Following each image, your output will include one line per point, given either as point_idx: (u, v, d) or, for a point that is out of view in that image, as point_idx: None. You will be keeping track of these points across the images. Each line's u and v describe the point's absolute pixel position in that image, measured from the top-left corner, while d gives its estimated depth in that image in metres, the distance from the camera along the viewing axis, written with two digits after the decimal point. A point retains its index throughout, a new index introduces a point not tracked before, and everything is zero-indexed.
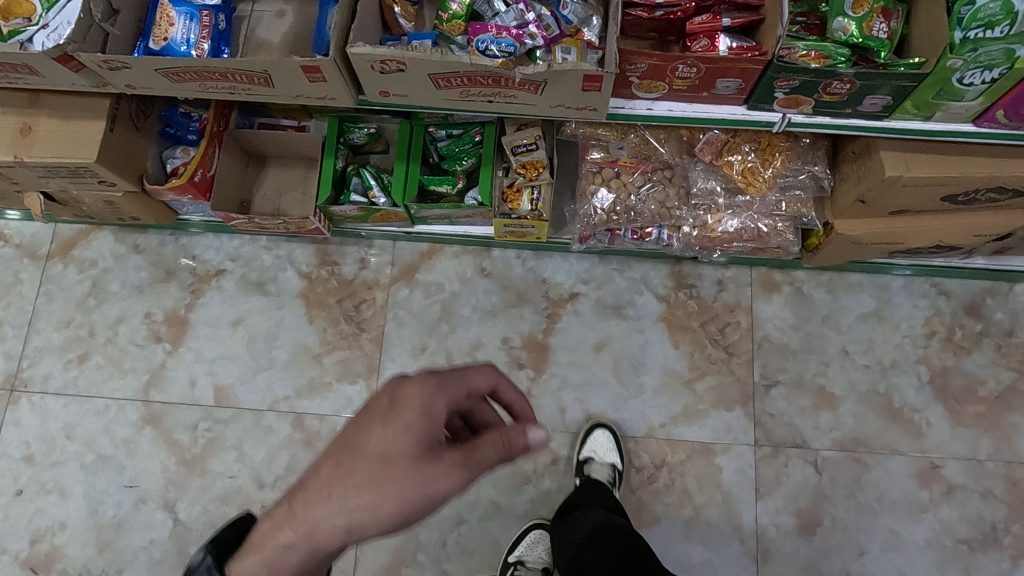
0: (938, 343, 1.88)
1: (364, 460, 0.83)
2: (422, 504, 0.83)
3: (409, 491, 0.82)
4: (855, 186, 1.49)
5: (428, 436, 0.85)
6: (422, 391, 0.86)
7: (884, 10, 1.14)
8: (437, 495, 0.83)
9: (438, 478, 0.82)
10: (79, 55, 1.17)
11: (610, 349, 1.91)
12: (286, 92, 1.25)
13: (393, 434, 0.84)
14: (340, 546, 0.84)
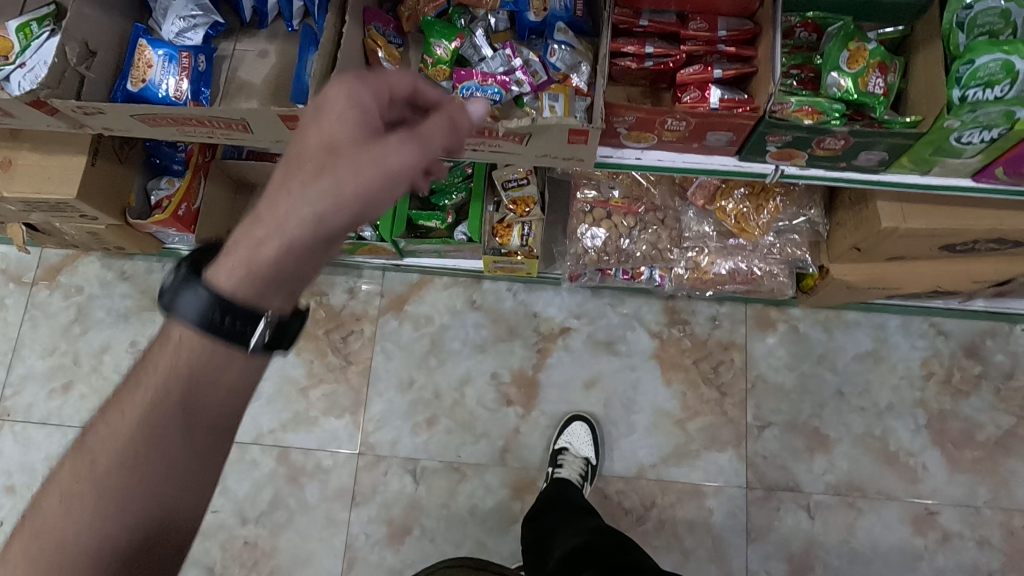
0: (935, 385, 1.84)
1: (316, 147, 0.82)
2: (388, 181, 0.82)
3: (369, 168, 0.81)
4: (850, 233, 1.46)
5: (365, 110, 0.85)
6: (345, 91, 0.84)
7: (880, 63, 1.10)
8: (399, 174, 0.83)
9: (401, 150, 0.82)
10: (53, 101, 1.14)
11: (600, 386, 1.88)
12: (266, 138, 1.22)
13: (330, 124, 0.83)
14: (317, 244, 0.81)
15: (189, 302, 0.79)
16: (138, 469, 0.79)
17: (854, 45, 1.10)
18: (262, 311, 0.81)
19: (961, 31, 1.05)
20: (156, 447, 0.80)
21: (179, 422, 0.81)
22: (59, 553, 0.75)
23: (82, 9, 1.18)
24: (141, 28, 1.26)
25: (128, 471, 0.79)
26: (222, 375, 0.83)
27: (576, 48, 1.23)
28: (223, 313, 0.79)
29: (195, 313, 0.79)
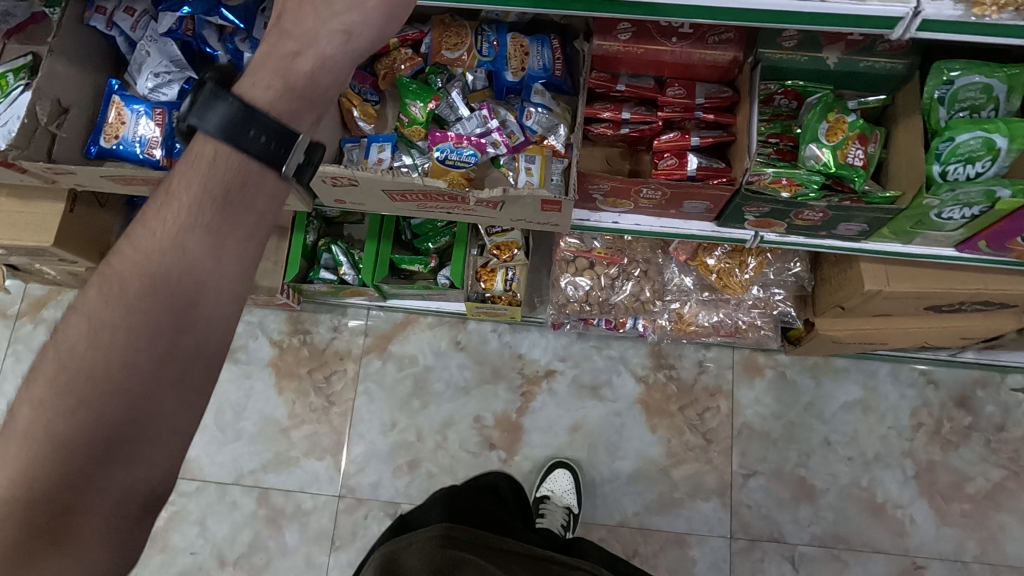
0: (924, 436, 1.82)
1: (326, 30, 0.79)
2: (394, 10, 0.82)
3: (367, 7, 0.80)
4: (835, 290, 1.43)
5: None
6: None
7: (860, 135, 1.08)
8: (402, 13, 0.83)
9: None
10: (24, 163, 1.13)
11: (585, 431, 1.86)
12: None
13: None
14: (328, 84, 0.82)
15: (217, 113, 0.75)
16: (124, 349, 0.70)
17: (833, 117, 1.08)
18: (294, 133, 0.77)
19: (942, 106, 1.04)
20: (140, 335, 0.71)
21: (169, 327, 0.73)
22: (28, 450, 0.66)
23: (54, 67, 1.17)
24: (116, 84, 1.25)
25: (111, 350, 0.70)
26: (220, 256, 0.76)
27: (553, 110, 1.22)
28: (248, 126, 0.75)
29: (219, 125, 0.75)
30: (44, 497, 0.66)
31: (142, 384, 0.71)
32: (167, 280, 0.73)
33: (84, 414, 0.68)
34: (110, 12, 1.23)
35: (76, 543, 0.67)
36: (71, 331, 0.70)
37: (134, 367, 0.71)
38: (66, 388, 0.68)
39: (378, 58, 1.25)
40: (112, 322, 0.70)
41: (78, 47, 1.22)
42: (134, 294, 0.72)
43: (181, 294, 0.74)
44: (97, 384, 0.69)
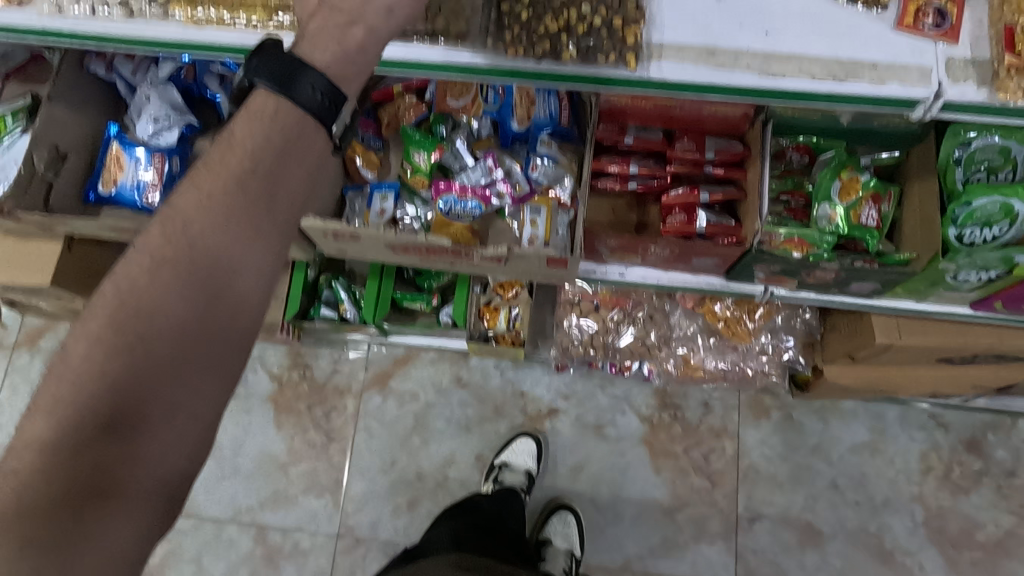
0: (934, 480, 1.78)
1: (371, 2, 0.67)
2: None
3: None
4: (845, 340, 1.40)
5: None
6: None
7: (874, 194, 1.05)
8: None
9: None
10: (19, 214, 1.11)
11: (588, 471, 1.82)
12: None
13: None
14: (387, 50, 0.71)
15: (267, 66, 0.65)
16: (176, 298, 0.65)
17: (847, 175, 1.05)
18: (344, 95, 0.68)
19: (959, 167, 1.01)
20: (190, 290, 0.66)
21: (208, 291, 0.66)
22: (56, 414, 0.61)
23: (54, 113, 1.16)
24: (114, 129, 1.23)
25: (161, 298, 0.65)
26: (268, 215, 0.68)
27: (560, 161, 1.19)
28: (299, 81, 0.65)
29: (269, 78, 0.65)
30: (92, 447, 0.62)
31: (193, 338, 0.66)
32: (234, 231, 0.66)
33: (140, 362, 0.64)
34: (110, 56, 1.21)
35: (121, 500, 0.63)
36: (128, 269, 0.65)
37: (187, 321, 0.65)
38: (121, 330, 0.63)
39: (382, 105, 1.25)
40: (169, 269, 0.65)
41: (78, 92, 1.20)
42: (195, 240, 0.66)
43: (235, 251, 0.67)
44: (149, 334, 0.64)
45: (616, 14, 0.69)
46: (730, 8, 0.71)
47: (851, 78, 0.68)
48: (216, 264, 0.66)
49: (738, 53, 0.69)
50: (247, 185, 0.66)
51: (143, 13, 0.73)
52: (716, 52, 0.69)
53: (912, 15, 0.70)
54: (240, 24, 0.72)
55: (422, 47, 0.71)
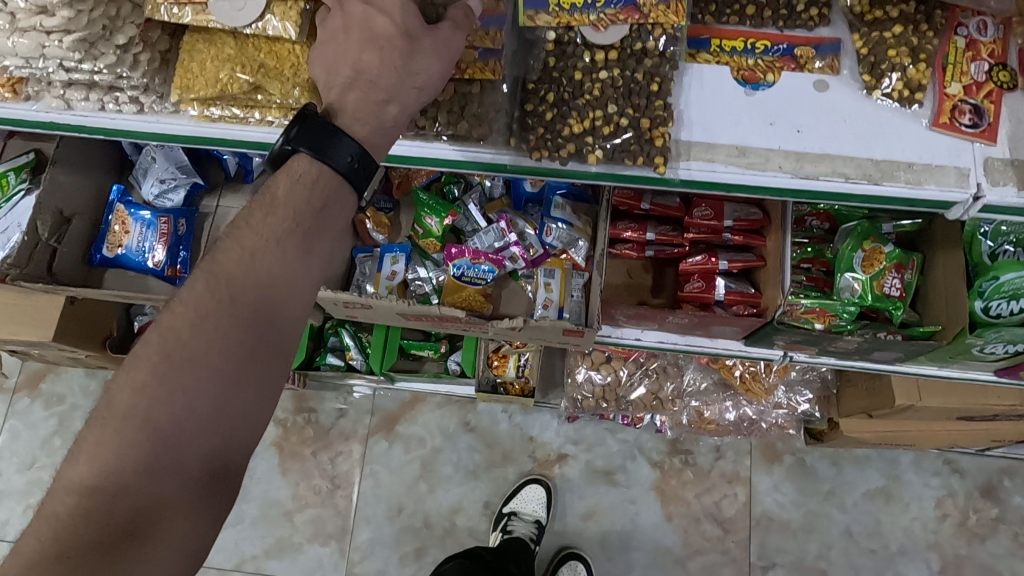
0: (950, 528, 1.75)
1: (404, 83, 0.65)
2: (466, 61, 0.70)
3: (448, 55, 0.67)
4: (863, 397, 1.38)
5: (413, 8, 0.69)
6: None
7: (898, 263, 1.02)
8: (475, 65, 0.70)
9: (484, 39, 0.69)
10: (22, 283, 1.09)
11: (598, 518, 1.79)
12: None
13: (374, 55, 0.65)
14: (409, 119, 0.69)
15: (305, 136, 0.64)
16: (221, 342, 0.59)
17: (869, 246, 1.03)
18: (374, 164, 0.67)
19: (986, 239, 0.98)
20: (237, 334, 0.60)
21: (254, 336, 0.61)
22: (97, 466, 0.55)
23: (57, 178, 1.13)
24: (118, 191, 1.20)
25: (206, 344, 0.59)
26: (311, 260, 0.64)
27: (574, 224, 1.14)
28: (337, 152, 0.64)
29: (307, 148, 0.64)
30: (131, 494, 0.55)
31: (237, 386, 0.60)
32: (282, 274, 0.63)
33: (189, 403, 0.58)
34: None
35: (154, 550, 0.56)
36: (171, 319, 0.59)
37: (232, 363, 0.60)
38: (165, 375, 0.57)
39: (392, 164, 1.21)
40: (216, 317, 0.59)
41: (82, 154, 1.17)
42: (237, 291, 0.61)
43: (281, 293, 0.62)
44: (195, 376, 0.58)
45: (644, 114, 0.67)
46: (760, 104, 0.69)
47: (887, 179, 0.66)
48: (264, 310, 0.62)
49: (770, 152, 0.67)
50: (289, 236, 0.63)
51: (152, 108, 0.72)
52: (747, 150, 0.67)
53: (949, 113, 0.67)
54: (255, 120, 0.71)
55: (440, 144, 0.69)
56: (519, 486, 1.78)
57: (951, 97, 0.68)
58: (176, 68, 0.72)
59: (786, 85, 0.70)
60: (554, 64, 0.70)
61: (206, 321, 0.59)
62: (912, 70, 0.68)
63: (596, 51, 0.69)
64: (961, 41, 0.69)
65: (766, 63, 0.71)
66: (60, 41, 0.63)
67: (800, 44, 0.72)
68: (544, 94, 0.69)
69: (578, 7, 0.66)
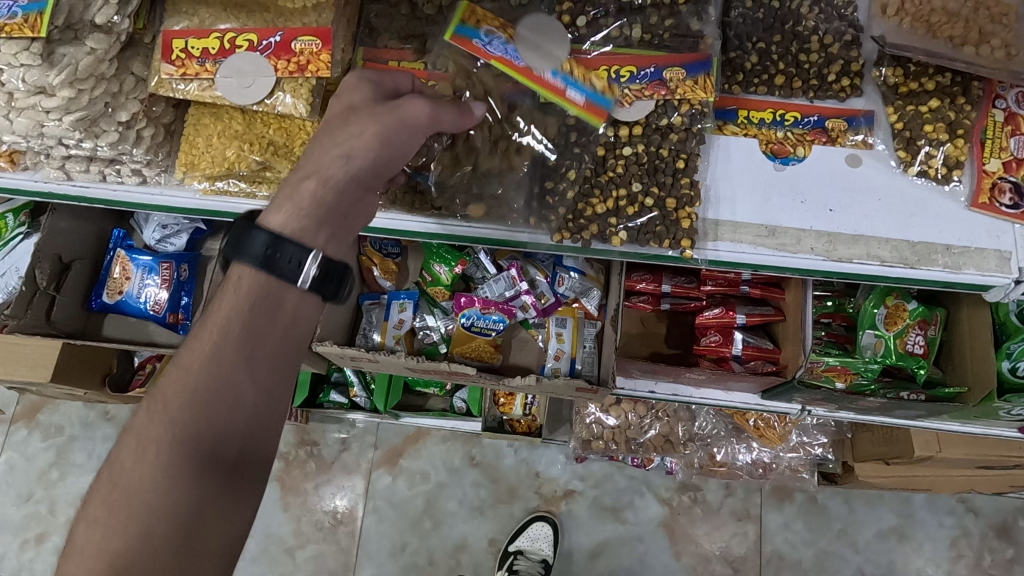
0: (964, 569, 1.72)
1: (324, 155, 0.67)
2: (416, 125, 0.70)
3: (387, 123, 0.69)
4: (880, 444, 1.35)
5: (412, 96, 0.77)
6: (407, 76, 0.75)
7: (921, 321, 0.99)
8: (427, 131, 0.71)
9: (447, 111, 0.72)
10: (20, 335, 1.07)
11: (606, 556, 1.76)
12: None
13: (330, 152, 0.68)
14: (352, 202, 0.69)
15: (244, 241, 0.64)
16: (166, 460, 0.58)
17: (893, 302, 1.00)
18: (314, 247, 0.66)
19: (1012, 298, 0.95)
20: (181, 448, 0.58)
21: (202, 446, 0.59)
22: None
23: (55, 225, 1.10)
24: (119, 235, 1.17)
25: (151, 467, 0.57)
26: (257, 357, 0.62)
27: (587, 274, 1.12)
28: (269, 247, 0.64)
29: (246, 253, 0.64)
30: None
31: (192, 509, 0.58)
32: (225, 382, 0.60)
33: (141, 535, 0.56)
34: None
35: None
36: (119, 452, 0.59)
37: (181, 485, 0.58)
38: (114, 513, 0.56)
39: None
40: (157, 441, 0.58)
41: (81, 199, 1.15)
42: (175, 415, 0.59)
43: (227, 401, 0.60)
44: (143, 507, 0.56)
45: (669, 194, 0.74)
46: (792, 182, 0.73)
47: (924, 262, 0.68)
48: (210, 424, 0.60)
49: (802, 233, 0.70)
50: (229, 338, 0.62)
51: (156, 181, 0.79)
52: (777, 231, 0.71)
53: (988, 192, 0.70)
54: (260, 194, 0.79)
55: (431, 219, 0.78)
56: (525, 524, 1.75)
57: (990, 174, 0.70)
58: (181, 142, 0.79)
59: (817, 159, 0.74)
60: (577, 139, 0.77)
61: (146, 452, 0.58)
62: (951, 146, 0.71)
63: (620, 129, 0.76)
64: (999, 115, 0.72)
65: (796, 136, 0.76)
66: (60, 120, 0.71)
67: (831, 116, 0.76)
68: (566, 172, 0.77)
69: (602, 83, 0.76)
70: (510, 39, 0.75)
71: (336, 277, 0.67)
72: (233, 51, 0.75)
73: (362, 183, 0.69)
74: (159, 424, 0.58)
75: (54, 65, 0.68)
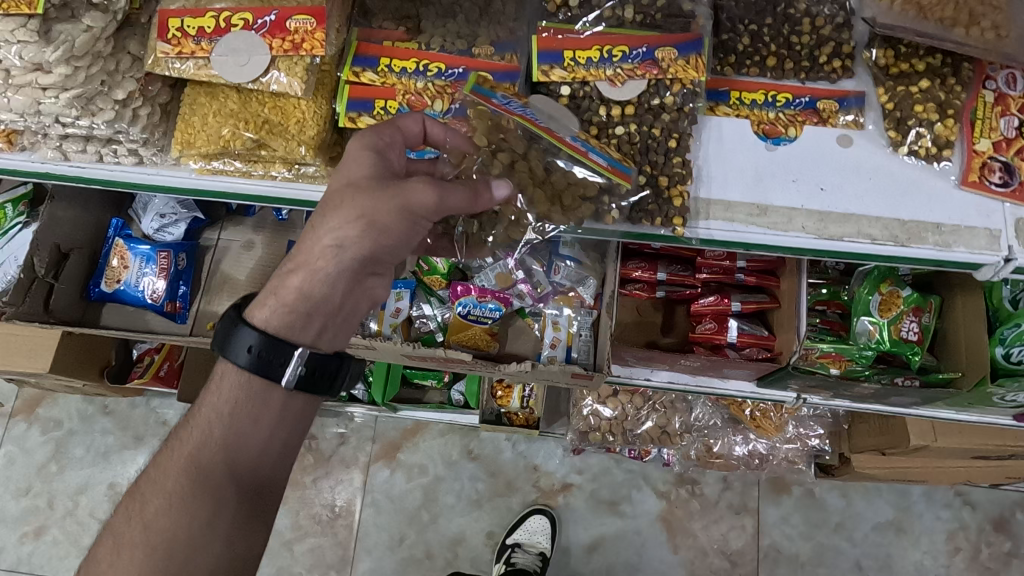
0: (962, 562, 1.72)
1: (318, 245, 0.70)
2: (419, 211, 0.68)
3: (388, 209, 0.68)
4: (876, 435, 1.35)
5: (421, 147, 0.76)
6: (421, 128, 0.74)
7: (916, 308, 1.00)
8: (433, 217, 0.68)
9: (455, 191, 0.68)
10: (18, 321, 1.06)
11: (603, 550, 1.76)
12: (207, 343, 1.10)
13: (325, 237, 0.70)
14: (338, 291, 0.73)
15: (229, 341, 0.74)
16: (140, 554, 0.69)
17: (887, 289, 1.00)
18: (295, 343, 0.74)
19: (1005, 285, 0.97)
20: (153, 543, 0.69)
21: (171, 544, 0.70)
22: None
23: (54, 213, 1.11)
24: (118, 225, 1.19)
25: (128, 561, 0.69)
26: (228, 456, 0.73)
27: (583, 262, 1.10)
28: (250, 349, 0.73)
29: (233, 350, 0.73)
30: None
31: None
32: (209, 475, 0.72)
33: None
34: None
35: None
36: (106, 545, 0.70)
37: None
38: None
39: None
40: (133, 538, 0.69)
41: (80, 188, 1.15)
42: (153, 516, 0.70)
43: (196, 498, 0.71)
44: None
45: (662, 172, 0.72)
46: (783, 162, 0.70)
47: (914, 241, 0.65)
48: (184, 522, 0.70)
49: (792, 211, 0.67)
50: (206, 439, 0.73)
51: (152, 161, 0.79)
52: (768, 209, 0.68)
53: (978, 170, 0.67)
54: (260, 174, 0.79)
55: None
56: (524, 516, 1.74)
57: (981, 153, 0.68)
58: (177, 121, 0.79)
59: (809, 140, 0.71)
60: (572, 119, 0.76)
61: (125, 553, 0.69)
62: (939, 126, 0.69)
63: (614, 109, 0.75)
64: (989, 96, 0.70)
65: (788, 117, 0.74)
66: (57, 98, 0.72)
67: (822, 98, 0.74)
68: None
69: (594, 63, 0.76)
70: (526, 104, 0.75)
71: (319, 369, 0.75)
72: (228, 31, 0.75)
73: (356, 271, 0.73)
74: (137, 527, 0.70)
75: (50, 42, 0.70)
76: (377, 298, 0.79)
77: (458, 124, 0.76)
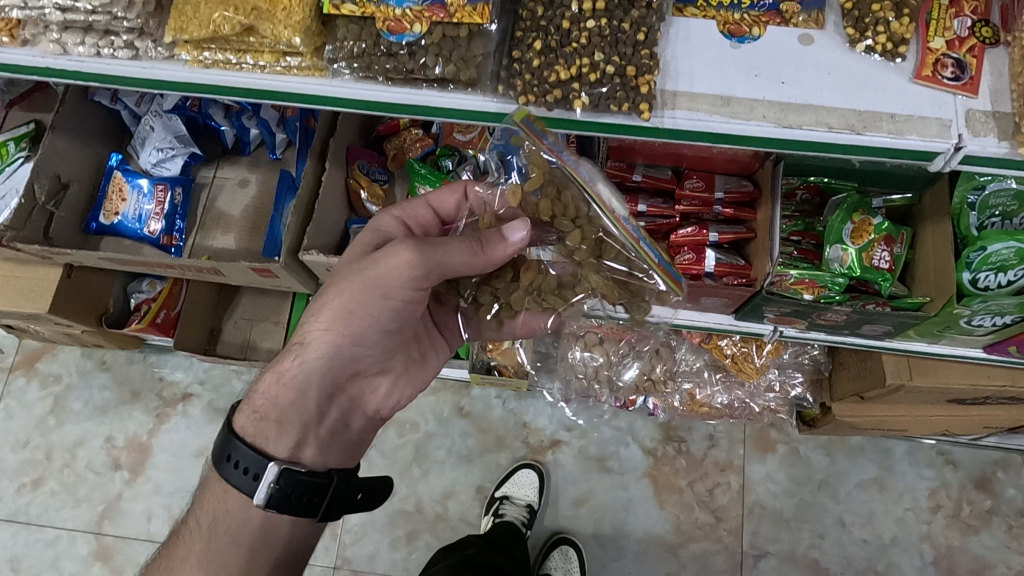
0: (943, 519, 1.74)
1: (294, 336, 0.91)
2: (378, 283, 0.83)
3: (356, 287, 0.85)
4: (854, 379, 1.38)
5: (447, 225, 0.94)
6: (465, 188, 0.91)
7: (886, 237, 1.04)
8: (394, 281, 0.83)
9: (454, 248, 0.80)
10: (18, 245, 1.10)
11: (590, 504, 1.79)
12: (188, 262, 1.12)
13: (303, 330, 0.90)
14: (313, 382, 0.90)
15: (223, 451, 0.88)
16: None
17: (859, 218, 1.05)
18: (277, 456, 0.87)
19: (973, 211, 0.99)
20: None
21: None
22: None
23: (55, 143, 1.15)
24: (117, 159, 1.21)
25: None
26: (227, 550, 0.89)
27: None
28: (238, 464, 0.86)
29: (224, 462, 0.88)
30: None
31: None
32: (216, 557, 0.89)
33: None
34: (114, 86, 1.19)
35: None
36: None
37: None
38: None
39: (388, 138, 1.24)
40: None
41: (81, 122, 1.19)
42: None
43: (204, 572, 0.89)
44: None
45: (630, 62, 0.68)
46: (746, 59, 0.70)
47: (870, 129, 0.67)
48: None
49: (753, 102, 0.68)
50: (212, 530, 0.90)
51: (148, 54, 0.73)
52: (731, 101, 0.68)
53: (931, 66, 0.68)
54: (246, 66, 0.72)
55: (430, 93, 0.70)
56: (512, 471, 1.78)
57: (934, 51, 0.69)
58: (170, 13, 0.72)
59: (771, 40, 0.71)
60: (542, 13, 0.71)
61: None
62: (895, 24, 0.69)
63: (584, 1, 0.70)
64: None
65: (752, 18, 0.72)
66: None
67: None
68: (531, 42, 0.69)
69: None
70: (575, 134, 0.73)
71: (294, 497, 0.87)
72: None
73: (330, 371, 0.90)
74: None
75: None
76: (362, 398, 0.98)
77: (434, 9, 0.68)
